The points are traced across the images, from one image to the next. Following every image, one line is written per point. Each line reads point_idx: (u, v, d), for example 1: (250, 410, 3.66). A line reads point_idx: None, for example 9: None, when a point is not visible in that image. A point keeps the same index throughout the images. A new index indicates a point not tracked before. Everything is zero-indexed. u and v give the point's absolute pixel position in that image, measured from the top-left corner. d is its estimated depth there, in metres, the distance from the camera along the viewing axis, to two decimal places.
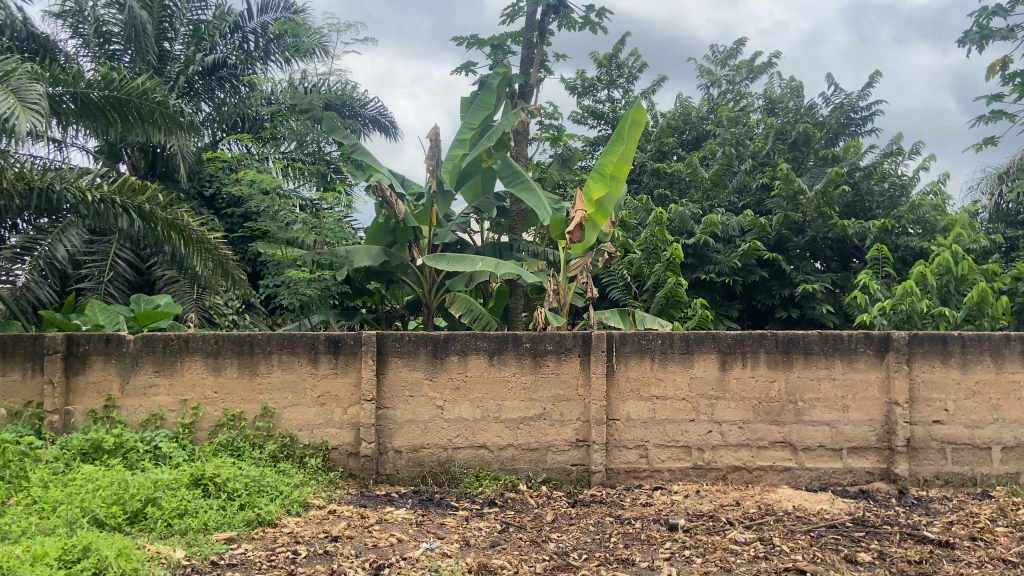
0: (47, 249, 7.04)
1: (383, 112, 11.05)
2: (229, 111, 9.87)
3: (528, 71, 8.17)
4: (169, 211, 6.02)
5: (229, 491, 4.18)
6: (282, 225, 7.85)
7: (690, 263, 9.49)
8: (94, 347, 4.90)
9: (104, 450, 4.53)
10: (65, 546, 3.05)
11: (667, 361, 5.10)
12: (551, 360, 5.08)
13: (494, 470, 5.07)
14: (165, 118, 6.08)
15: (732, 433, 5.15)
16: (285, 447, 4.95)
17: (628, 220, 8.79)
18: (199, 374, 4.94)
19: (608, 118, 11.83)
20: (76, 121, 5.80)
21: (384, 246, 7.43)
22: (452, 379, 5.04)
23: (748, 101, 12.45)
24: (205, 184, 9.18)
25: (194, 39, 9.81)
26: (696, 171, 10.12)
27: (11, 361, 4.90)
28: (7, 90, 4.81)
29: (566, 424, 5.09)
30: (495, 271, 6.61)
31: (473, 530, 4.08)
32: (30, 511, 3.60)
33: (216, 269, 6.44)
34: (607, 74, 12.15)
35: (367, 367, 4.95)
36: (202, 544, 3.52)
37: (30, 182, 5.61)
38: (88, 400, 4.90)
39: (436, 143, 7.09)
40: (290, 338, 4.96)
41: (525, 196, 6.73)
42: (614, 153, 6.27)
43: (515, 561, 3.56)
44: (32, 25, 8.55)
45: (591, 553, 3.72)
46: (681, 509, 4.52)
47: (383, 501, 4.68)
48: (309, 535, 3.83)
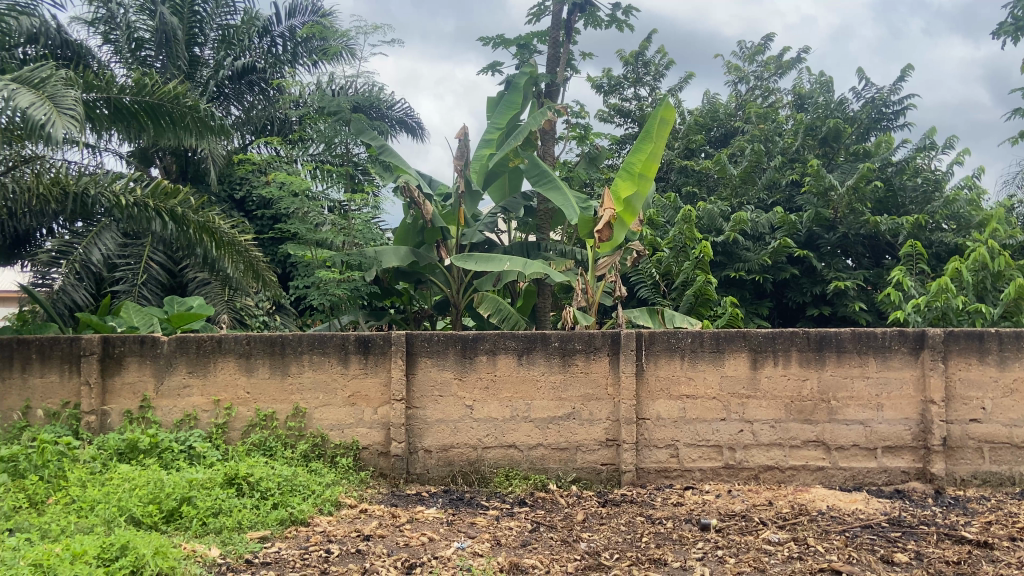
0: (83, 253, 7.19)
1: (409, 114, 11.11)
2: (258, 114, 9.96)
3: (555, 70, 8.15)
4: (200, 214, 6.09)
5: (262, 490, 4.24)
6: (312, 227, 7.92)
7: (720, 261, 9.36)
8: (130, 348, 4.98)
9: (140, 450, 4.60)
10: (103, 545, 3.09)
11: (697, 360, 5.07)
12: (580, 359, 5.07)
13: (524, 469, 5.08)
14: (196, 122, 6.18)
15: (764, 432, 5.10)
16: (317, 447, 5.00)
17: (656, 218, 8.77)
18: (232, 374, 5.00)
19: (634, 116, 11.76)
20: (109, 126, 5.89)
21: (413, 247, 7.44)
22: (482, 378, 5.05)
23: (777, 98, 12.31)
24: (235, 187, 9.29)
25: (224, 44, 9.91)
26: (724, 168, 9.99)
27: (50, 363, 4.98)
28: (43, 97, 4.91)
29: (595, 424, 5.09)
30: (523, 271, 6.59)
31: (504, 530, 4.08)
32: (69, 510, 3.67)
33: (248, 271, 6.48)
34: (634, 72, 12.09)
35: (397, 366, 4.98)
36: (237, 543, 3.56)
37: (66, 187, 5.75)
38: (124, 400, 4.98)
39: (464, 142, 7.11)
40: (321, 339, 5.00)
41: (553, 195, 6.72)
42: (643, 151, 6.19)
43: (546, 560, 3.55)
44: (66, 32, 8.71)
45: (622, 553, 3.70)
46: (713, 508, 4.49)
47: (414, 500, 4.70)
48: (342, 534, 3.86)
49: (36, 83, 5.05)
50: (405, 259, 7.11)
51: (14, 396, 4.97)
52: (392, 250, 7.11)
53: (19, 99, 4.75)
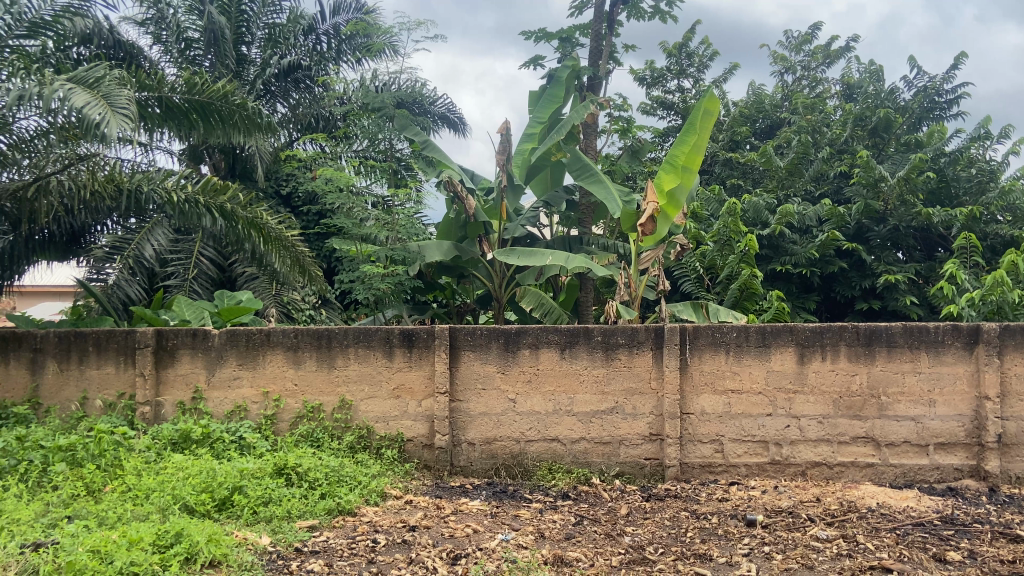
0: (136, 248, 7.41)
1: (451, 109, 11.14)
2: (303, 112, 10.04)
3: (597, 63, 8.10)
4: (249, 210, 6.24)
5: (310, 481, 4.32)
6: (357, 222, 8.01)
7: (765, 254, 9.22)
8: (182, 341, 5.11)
9: (193, 440, 4.71)
10: (159, 532, 3.18)
11: (743, 354, 5.02)
12: (623, 354, 5.06)
13: (567, 463, 5.09)
14: (244, 120, 6.30)
15: (811, 428, 5.02)
16: (363, 438, 5.08)
17: (700, 212, 8.67)
18: (280, 367, 5.10)
19: (678, 108, 11.63)
20: (161, 125, 6.05)
21: (456, 241, 7.49)
22: (525, 372, 5.07)
23: (825, 87, 12.07)
24: (282, 183, 9.45)
25: (270, 42, 10.02)
26: (770, 159, 9.79)
27: (105, 355, 5.12)
28: (98, 97, 5.06)
29: (639, 418, 5.07)
30: (566, 265, 6.58)
31: (548, 522, 4.10)
32: (126, 498, 3.77)
33: (294, 266, 6.57)
34: (677, 63, 11.96)
35: (441, 360, 5.02)
36: (287, 532, 3.64)
37: (120, 184, 5.91)
38: (177, 392, 5.12)
39: (506, 137, 7.12)
40: (366, 333, 5.07)
41: (595, 189, 6.69)
42: (686, 143, 6.12)
43: (591, 553, 3.56)
44: (118, 33, 8.93)
45: (667, 548, 3.69)
46: (759, 504, 4.45)
47: (459, 493, 4.75)
48: (388, 524, 3.92)
49: (91, 82, 5.20)
50: (448, 254, 7.16)
51: (71, 387, 5.13)
52: (435, 245, 7.16)
53: (75, 99, 4.89)
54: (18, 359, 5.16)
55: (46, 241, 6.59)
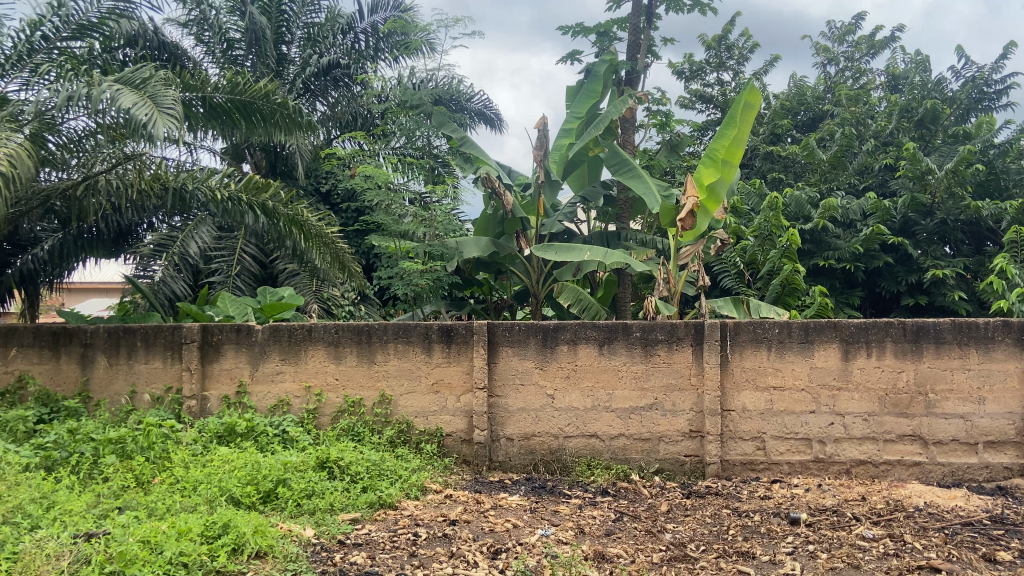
0: (181, 246, 7.60)
1: (488, 106, 11.17)
2: (343, 110, 10.16)
3: (636, 57, 8.04)
4: (290, 208, 6.31)
5: (352, 474, 4.38)
6: (396, 219, 8.06)
7: (808, 249, 9.07)
8: (227, 337, 5.20)
9: (238, 433, 4.80)
10: (207, 523, 3.25)
11: (785, 351, 4.95)
12: (662, 350, 5.03)
13: (606, 459, 5.07)
14: (285, 118, 6.37)
15: (856, 426, 4.94)
16: (403, 433, 5.12)
17: (741, 206, 8.57)
18: (322, 362, 5.16)
19: (717, 101, 11.50)
20: (205, 124, 6.19)
21: (493, 237, 7.50)
22: (563, 368, 5.07)
23: (869, 78, 11.83)
24: (322, 181, 9.54)
25: (309, 41, 10.22)
26: (813, 152, 9.62)
27: (153, 350, 5.24)
28: (145, 97, 5.17)
29: (678, 415, 5.03)
30: (604, 260, 6.55)
31: (588, 518, 4.09)
32: (174, 490, 3.85)
33: (334, 263, 6.62)
34: (716, 56, 11.82)
35: (479, 356, 5.04)
36: (330, 524, 3.69)
37: (165, 182, 6.06)
38: (222, 386, 5.22)
39: (543, 133, 7.11)
40: (405, 328, 5.11)
41: (634, 184, 6.64)
42: (726, 137, 6.06)
43: (631, 550, 3.55)
44: (162, 34, 9.10)
45: (709, 546, 3.66)
46: (802, 502, 4.39)
47: (498, 488, 4.76)
48: (429, 518, 3.95)
49: (137, 83, 5.32)
50: (486, 250, 7.17)
51: (121, 381, 5.25)
52: (473, 241, 7.18)
53: (122, 100, 5.02)
54: (69, 353, 5.29)
55: (94, 239, 6.77)
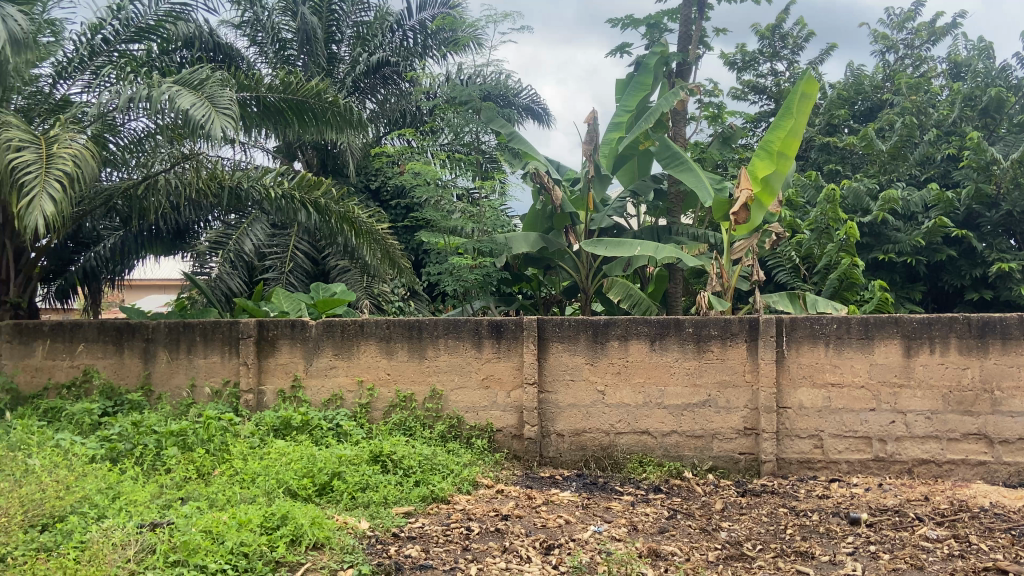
0: (236, 243, 7.74)
1: (536, 100, 11.15)
2: (392, 107, 10.28)
3: (687, 48, 7.92)
4: (342, 205, 6.38)
5: (405, 468, 4.42)
6: (445, 215, 8.10)
7: (866, 243, 8.84)
8: (282, 332, 5.30)
9: (293, 427, 4.88)
10: (265, 514, 3.31)
11: (844, 347, 4.84)
12: (715, 345, 4.95)
13: (658, 456, 5.02)
14: (336, 117, 6.43)
15: (919, 424, 4.80)
16: (454, 428, 5.14)
17: (796, 199, 8.40)
18: (373, 357, 5.22)
19: (770, 92, 11.28)
20: (259, 123, 6.30)
21: (542, 233, 7.50)
22: (614, 364, 5.04)
23: (930, 66, 11.47)
24: (372, 178, 9.64)
25: (359, 40, 10.23)
26: (871, 143, 9.35)
27: (212, 345, 5.36)
28: (202, 98, 5.29)
29: (732, 412, 4.96)
30: (655, 255, 6.49)
31: (641, 515, 4.06)
32: (234, 481, 3.94)
33: (385, 259, 6.67)
34: (770, 46, 11.59)
35: (529, 351, 5.04)
36: (385, 517, 3.73)
37: (222, 181, 6.18)
38: (277, 380, 5.31)
39: (593, 127, 7.06)
40: (455, 324, 5.14)
41: (685, 177, 6.56)
42: (782, 127, 5.94)
43: (686, 548, 3.51)
44: (218, 36, 9.29)
45: (766, 545, 3.60)
46: (862, 502, 4.28)
47: (549, 483, 4.75)
48: (482, 513, 3.96)
49: (195, 83, 5.44)
50: (535, 246, 7.17)
51: (181, 375, 5.39)
52: (522, 237, 7.18)
53: (182, 101, 5.14)
54: (131, 348, 5.44)
55: (153, 236, 6.95)
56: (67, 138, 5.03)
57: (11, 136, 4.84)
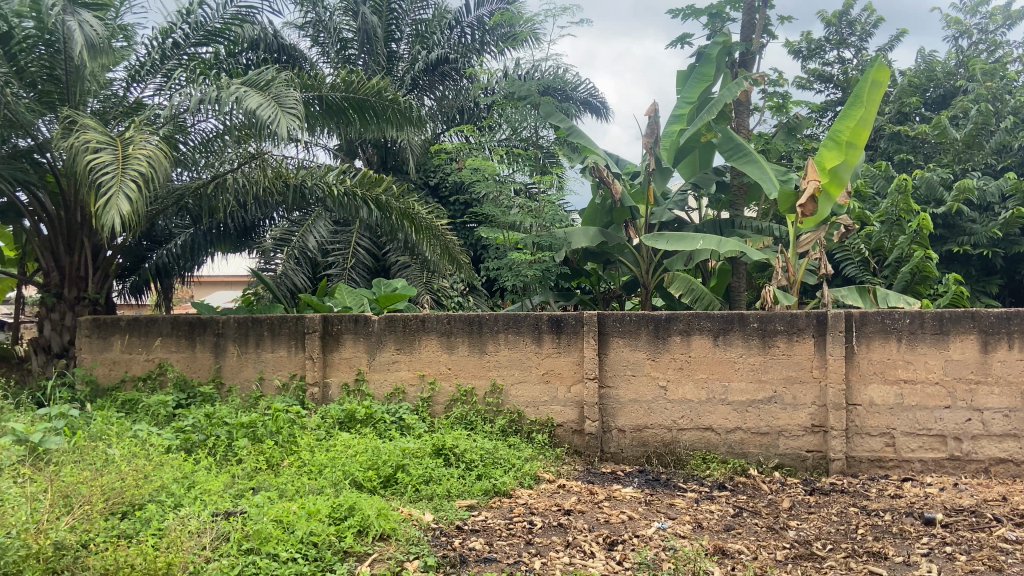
0: (300, 240, 7.92)
1: (594, 94, 11.08)
2: (450, 103, 10.36)
3: (750, 37, 7.76)
4: (401, 201, 6.44)
5: (467, 462, 4.46)
6: (504, 210, 8.10)
7: (939, 235, 8.54)
8: (346, 326, 5.39)
9: (358, 420, 4.97)
10: (333, 505, 3.38)
11: (917, 342, 4.70)
12: (781, 341, 4.85)
13: (722, 453, 4.95)
14: (396, 114, 6.49)
15: (995, 422, 4.69)
16: (514, 422, 5.15)
17: (865, 190, 8.16)
18: (434, 351, 5.27)
19: (837, 81, 10.97)
20: (322, 122, 6.42)
21: (602, 227, 7.44)
22: (676, 359, 4.97)
23: (1006, 51, 10.99)
24: (430, 174, 9.72)
25: (418, 38, 10.31)
26: (944, 131, 9.01)
27: (279, 339, 5.49)
28: (269, 98, 5.41)
29: (799, 408, 4.86)
30: (718, 249, 6.38)
31: (706, 512, 4.00)
32: (302, 472, 4.03)
33: (444, 255, 6.69)
34: (836, 33, 11.27)
35: (590, 346, 5.01)
36: (448, 510, 3.76)
37: (287, 179, 6.31)
38: (342, 374, 5.41)
39: (654, 120, 6.98)
40: (516, 319, 5.15)
41: (749, 169, 6.43)
42: (851, 117, 5.78)
43: (753, 546, 3.45)
44: (281, 37, 9.48)
45: (836, 544, 3.51)
46: (937, 502, 4.14)
47: (611, 479, 4.73)
48: (544, 507, 3.97)
49: (262, 84, 5.57)
50: (595, 240, 7.11)
51: (250, 368, 5.54)
52: (581, 231, 7.13)
53: (249, 102, 5.28)
54: (203, 342, 5.61)
55: (221, 234, 7.17)
56: (141, 139, 5.21)
57: (89, 139, 5.04)
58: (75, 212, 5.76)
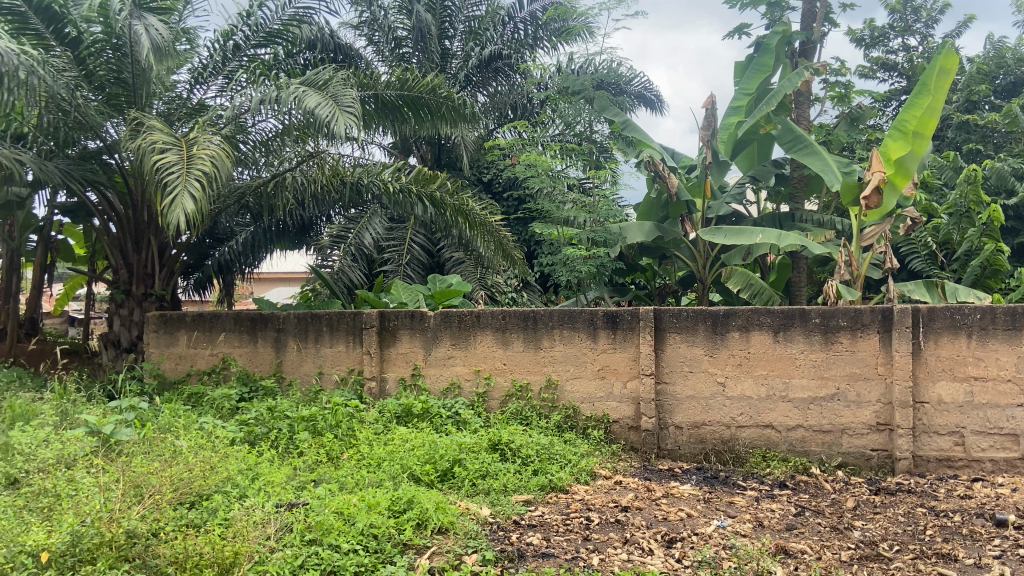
0: (356, 237, 8.00)
1: (649, 88, 10.97)
2: (503, 99, 10.49)
3: (811, 26, 7.56)
4: (456, 198, 6.48)
5: (523, 457, 4.46)
6: (557, 205, 8.18)
7: (1011, 227, 8.21)
8: (402, 322, 5.44)
9: (414, 414, 5.02)
10: (393, 498, 3.42)
11: (988, 338, 4.53)
12: (844, 337, 4.72)
13: (782, 451, 4.85)
14: (450, 111, 6.51)
15: None
16: (570, 418, 5.14)
17: (932, 181, 7.88)
18: (490, 347, 5.28)
19: (901, 69, 10.63)
20: (378, 121, 6.50)
21: (657, 221, 7.35)
22: (735, 355, 4.89)
23: None
24: (484, 170, 9.71)
25: (471, 35, 10.33)
26: (1017, 119, 8.66)
27: (337, 335, 5.58)
28: (327, 97, 5.50)
29: (863, 406, 4.73)
30: (778, 243, 6.24)
31: (766, 511, 3.92)
32: (361, 465, 4.09)
33: (498, 251, 6.70)
34: (901, 19, 10.91)
35: (646, 342, 4.96)
36: (505, 505, 3.77)
37: (343, 177, 6.40)
38: (398, 369, 5.47)
39: (711, 112, 6.87)
40: (571, 315, 5.13)
41: (810, 161, 6.28)
42: (918, 105, 5.59)
43: (817, 546, 3.37)
44: (338, 37, 9.61)
45: (903, 545, 3.41)
46: (1010, 503, 3.98)
47: (668, 476, 4.68)
48: (601, 504, 3.95)
49: (320, 84, 5.67)
50: (650, 235, 7.02)
51: (309, 363, 5.65)
52: (637, 226, 7.05)
53: (308, 101, 5.37)
54: (264, 337, 5.74)
55: (281, 232, 7.35)
56: (205, 139, 5.35)
57: (156, 139, 5.19)
58: (143, 212, 5.94)
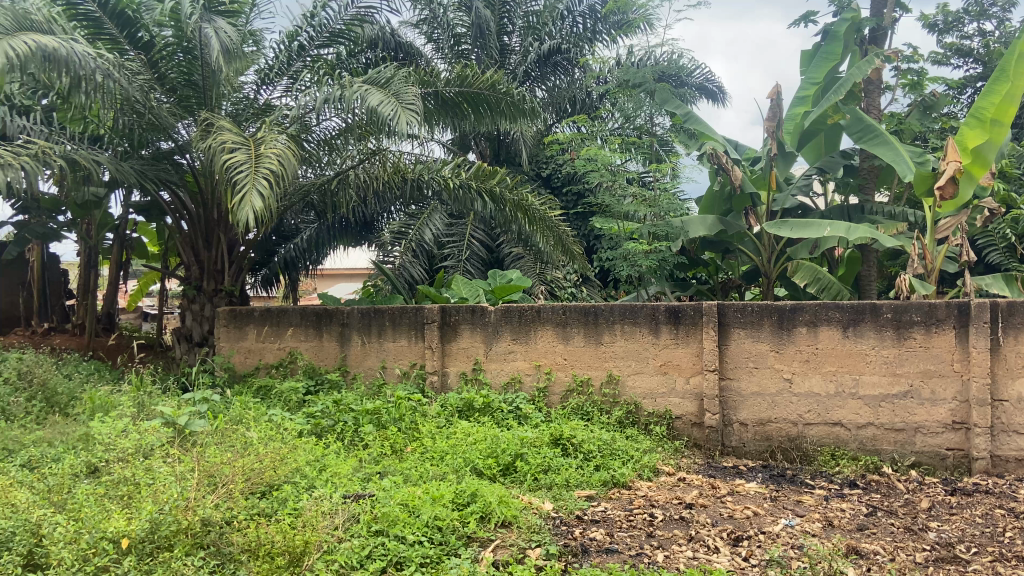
0: (417, 233, 8.13)
1: (710, 79, 10.80)
2: (562, 93, 10.42)
3: (881, 11, 7.31)
4: (515, 193, 6.46)
5: (585, 452, 4.45)
6: (618, 199, 8.08)
7: None
8: (463, 317, 5.49)
9: (476, 408, 5.05)
10: (457, 491, 3.46)
11: None
12: (918, 332, 4.57)
13: (852, 450, 4.73)
14: (510, 107, 6.51)
15: None
16: (631, 414, 5.10)
17: (1010, 171, 7.57)
18: (551, 342, 5.28)
19: (977, 55, 10.20)
20: (439, 118, 6.57)
21: (720, 215, 7.23)
22: (802, 351, 4.77)
23: None
24: (543, 165, 9.73)
25: (530, 30, 10.32)
26: None
27: (400, 329, 5.66)
28: (389, 95, 5.58)
29: (938, 404, 4.59)
30: (846, 236, 6.05)
31: (836, 510, 3.83)
32: (425, 458, 4.14)
33: (557, 246, 6.69)
34: (976, 3, 10.47)
35: (710, 337, 4.88)
36: (568, 499, 3.77)
37: (404, 174, 6.48)
38: (459, 363, 5.52)
39: (777, 102, 6.71)
40: (632, 309, 5.09)
41: (881, 151, 6.08)
42: (996, 92, 5.34)
43: (890, 547, 3.27)
44: (398, 35, 9.72)
45: (982, 548, 3.28)
46: None
47: (733, 473, 4.60)
48: (664, 500, 3.91)
49: (383, 82, 5.76)
50: (712, 229, 6.95)
51: (373, 357, 5.74)
52: (699, 220, 6.95)
53: (371, 99, 5.46)
54: (330, 331, 5.86)
55: (344, 228, 7.50)
56: (272, 139, 5.48)
57: (225, 140, 5.34)
58: (212, 210, 6.11)
